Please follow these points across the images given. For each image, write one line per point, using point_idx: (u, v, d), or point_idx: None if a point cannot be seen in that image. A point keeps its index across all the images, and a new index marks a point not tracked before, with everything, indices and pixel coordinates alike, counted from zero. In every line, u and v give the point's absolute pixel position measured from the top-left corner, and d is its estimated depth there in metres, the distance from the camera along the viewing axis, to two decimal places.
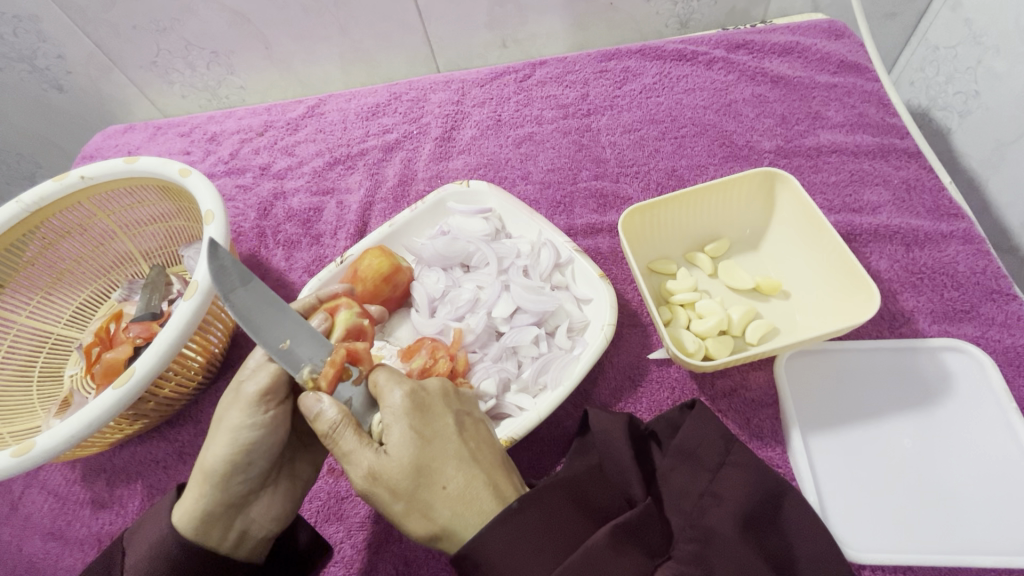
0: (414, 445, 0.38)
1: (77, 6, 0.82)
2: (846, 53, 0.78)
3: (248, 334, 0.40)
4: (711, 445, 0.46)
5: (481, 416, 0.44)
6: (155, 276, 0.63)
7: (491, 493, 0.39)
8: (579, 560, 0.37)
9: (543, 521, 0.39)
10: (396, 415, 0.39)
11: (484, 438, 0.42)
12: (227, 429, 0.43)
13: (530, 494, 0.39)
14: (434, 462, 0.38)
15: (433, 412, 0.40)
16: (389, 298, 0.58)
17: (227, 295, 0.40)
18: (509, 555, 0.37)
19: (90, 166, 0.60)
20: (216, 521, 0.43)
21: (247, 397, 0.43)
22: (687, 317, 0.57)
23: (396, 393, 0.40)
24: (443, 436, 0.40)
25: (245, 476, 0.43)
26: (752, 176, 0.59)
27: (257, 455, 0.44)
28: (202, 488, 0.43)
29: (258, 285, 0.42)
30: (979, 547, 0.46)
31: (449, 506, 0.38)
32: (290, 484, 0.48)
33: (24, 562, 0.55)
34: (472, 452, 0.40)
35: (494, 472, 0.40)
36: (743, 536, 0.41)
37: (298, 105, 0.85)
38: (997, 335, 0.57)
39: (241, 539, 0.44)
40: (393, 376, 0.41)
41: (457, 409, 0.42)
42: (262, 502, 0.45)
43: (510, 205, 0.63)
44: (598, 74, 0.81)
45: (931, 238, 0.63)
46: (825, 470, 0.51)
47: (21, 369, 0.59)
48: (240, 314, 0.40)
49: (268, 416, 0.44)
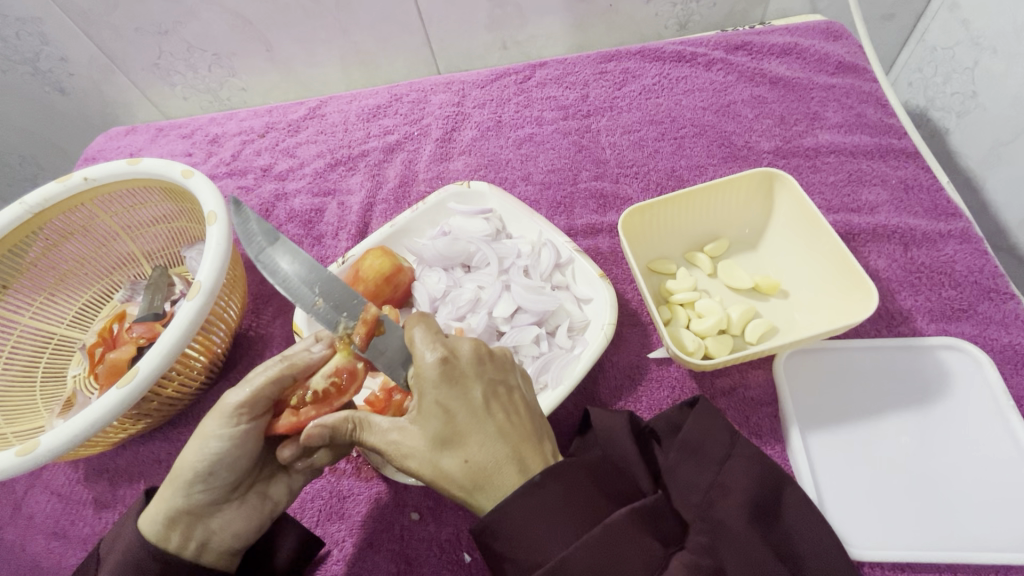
0: (441, 415, 0.38)
1: (79, 9, 0.82)
2: (844, 54, 0.78)
3: (279, 288, 0.45)
4: (717, 438, 0.46)
5: (518, 380, 0.43)
6: (158, 277, 0.63)
7: (513, 467, 0.38)
8: (598, 535, 0.36)
9: (565, 498, 0.38)
10: (427, 385, 0.38)
11: (518, 408, 0.41)
12: (198, 435, 0.41)
13: (554, 469, 0.38)
14: (459, 435, 0.38)
15: (464, 383, 0.39)
16: (391, 298, 0.58)
17: (259, 257, 0.47)
18: (526, 531, 0.37)
19: (93, 168, 0.60)
20: (178, 525, 0.42)
21: (225, 407, 0.41)
22: (687, 316, 0.57)
23: (428, 358, 0.39)
24: (471, 408, 0.39)
25: (206, 486, 0.42)
26: (751, 176, 0.60)
27: (221, 467, 0.42)
28: (168, 491, 0.42)
29: (284, 243, 0.48)
30: (980, 544, 0.47)
31: (469, 477, 0.38)
32: (260, 501, 0.45)
33: (27, 561, 0.55)
34: (499, 425, 0.39)
35: (522, 444, 0.39)
36: (751, 528, 0.42)
37: (299, 106, 0.85)
38: (994, 333, 0.57)
39: (202, 549, 0.42)
40: (428, 337, 0.40)
41: (490, 378, 0.41)
42: (225, 514, 0.43)
43: (510, 205, 0.63)
44: (598, 75, 0.82)
45: (928, 238, 0.63)
46: (826, 467, 0.52)
47: (24, 370, 0.60)
48: (273, 275, 0.46)
49: (240, 429, 0.41)
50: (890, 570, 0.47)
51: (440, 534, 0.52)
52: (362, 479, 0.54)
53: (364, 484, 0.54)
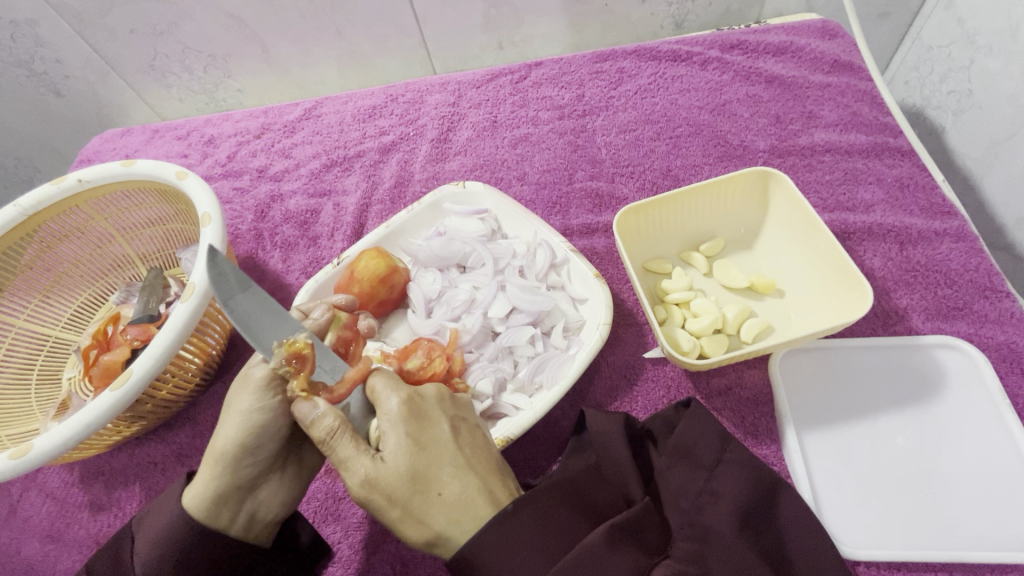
0: (411, 451, 0.40)
1: (74, 11, 0.82)
2: (839, 53, 0.78)
3: (240, 331, 0.40)
4: (707, 442, 0.46)
5: (478, 420, 0.46)
6: (153, 279, 0.63)
7: (483, 498, 0.40)
8: (575, 559, 0.37)
9: (541, 519, 0.40)
10: (393, 422, 0.40)
11: (479, 444, 0.43)
12: (235, 411, 0.43)
13: (526, 497, 0.40)
14: (430, 470, 0.40)
15: (429, 420, 0.42)
16: (387, 298, 0.58)
17: (226, 302, 0.40)
18: (504, 557, 0.38)
19: (88, 170, 0.60)
20: (227, 503, 0.43)
21: (256, 380, 0.43)
22: (682, 316, 0.57)
23: (393, 399, 0.41)
24: (438, 443, 0.41)
25: (254, 459, 0.43)
26: (745, 175, 0.60)
27: (266, 438, 0.43)
28: (212, 471, 0.43)
29: (256, 290, 0.41)
30: (974, 544, 0.47)
31: (444, 512, 0.39)
32: (298, 470, 0.47)
33: (22, 564, 0.55)
34: (467, 458, 0.41)
35: (489, 476, 0.42)
36: (740, 534, 0.41)
37: (295, 108, 0.85)
38: (989, 332, 0.57)
39: (250, 521, 0.44)
40: (390, 382, 0.42)
41: (452, 414, 0.44)
42: (270, 486, 0.45)
43: (506, 205, 0.63)
44: (594, 75, 0.81)
45: (924, 237, 0.63)
46: (821, 470, 0.52)
47: (19, 374, 0.59)
48: (238, 322, 0.40)
49: (275, 401, 0.43)
50: (885, 569, 0.46)
51: None
52: None
53: None
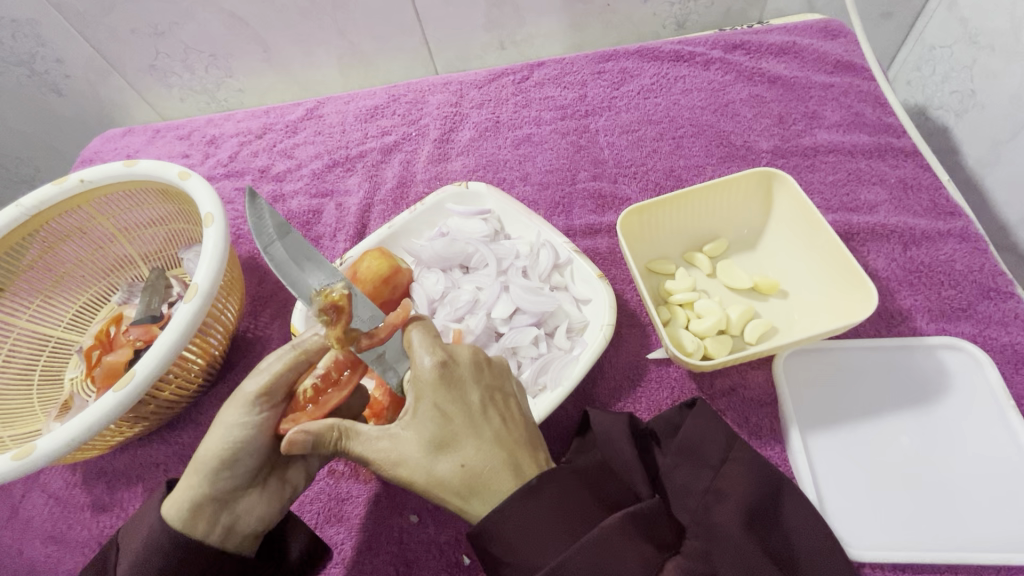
0: (438, 421, 0.40)
1: (76, 11, 0.82)
2: (842, 53, 0.78)
3: (281, 278, 0.42)
4: (713, 442, 0.46)
5: (514, 388, 0.45)
6: (155, 279, 0.63)
7: (509, 471, 0.40)
8: (592, 540, 0.38)
9: (559, 501, 0.40)
10: (426, 387, 0.40)
11: (511, 412, 0.43)
12: (220, 423, 0.41)
13: (548, 474, 0.40)
14: (456, 441, 0.40)
15: (461, 386, 0.41)
16: (389, 299, 0.57)
17: (265, 248, 0.43)
18: (520, 538, 0.38)
19: (90, 170, 0.60)
20: (204, 513, 0.42)
21: (245, 396, 0.41)
22: (686, 317, 0.57)
23: (426, 360, 0.41)
24: (467, 412, 0.41)
25: (232, 472, 0.42)
26: (749, 176, 0.60)
27: (246, 452, 0.41)
28: (191, 479, 0.42)
29: (294, 237, 0.45)
30: (979, 545, 0.47)
31: (467, 483, 0.39)
32: (280, 486, 0.45)
33: (24, 565, 0.55)
34: (496, 429, 0.41)
35: (517, 448, 0.41)
36: (748, 534, 0.41)
37: (297, 108, 0.85)
38: (994, 333, 0.57)
39: (227, 534, 0.42)
40: (427, 341, 0.42)
41: (486, 383, 0.43)
42: (249, 499, 0.43)
43: (509, 205, 0.63)
44: (596, 75, 0.81)
45: (928, 237, 0.63)
46: (826, 468, 0.52)
47: (21, 375, 0.59)
48: (276, 263, 0.42)
49: (262, 417, 0.41)
50: (890, 570, 0.46)
51: (439, 537, 0.51)
52: (361, 481, 0.54)
53: (363, 486, 0.54)
